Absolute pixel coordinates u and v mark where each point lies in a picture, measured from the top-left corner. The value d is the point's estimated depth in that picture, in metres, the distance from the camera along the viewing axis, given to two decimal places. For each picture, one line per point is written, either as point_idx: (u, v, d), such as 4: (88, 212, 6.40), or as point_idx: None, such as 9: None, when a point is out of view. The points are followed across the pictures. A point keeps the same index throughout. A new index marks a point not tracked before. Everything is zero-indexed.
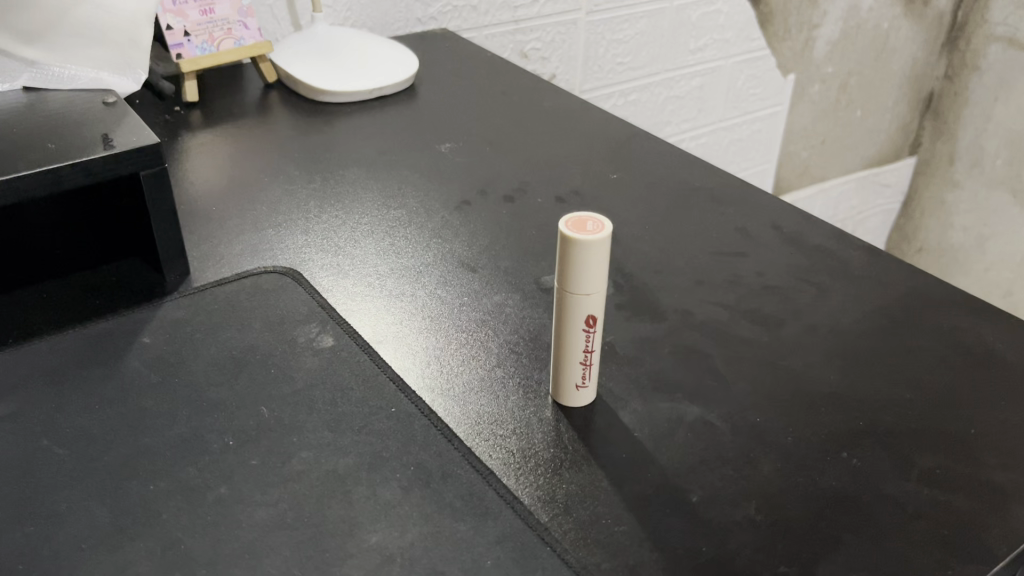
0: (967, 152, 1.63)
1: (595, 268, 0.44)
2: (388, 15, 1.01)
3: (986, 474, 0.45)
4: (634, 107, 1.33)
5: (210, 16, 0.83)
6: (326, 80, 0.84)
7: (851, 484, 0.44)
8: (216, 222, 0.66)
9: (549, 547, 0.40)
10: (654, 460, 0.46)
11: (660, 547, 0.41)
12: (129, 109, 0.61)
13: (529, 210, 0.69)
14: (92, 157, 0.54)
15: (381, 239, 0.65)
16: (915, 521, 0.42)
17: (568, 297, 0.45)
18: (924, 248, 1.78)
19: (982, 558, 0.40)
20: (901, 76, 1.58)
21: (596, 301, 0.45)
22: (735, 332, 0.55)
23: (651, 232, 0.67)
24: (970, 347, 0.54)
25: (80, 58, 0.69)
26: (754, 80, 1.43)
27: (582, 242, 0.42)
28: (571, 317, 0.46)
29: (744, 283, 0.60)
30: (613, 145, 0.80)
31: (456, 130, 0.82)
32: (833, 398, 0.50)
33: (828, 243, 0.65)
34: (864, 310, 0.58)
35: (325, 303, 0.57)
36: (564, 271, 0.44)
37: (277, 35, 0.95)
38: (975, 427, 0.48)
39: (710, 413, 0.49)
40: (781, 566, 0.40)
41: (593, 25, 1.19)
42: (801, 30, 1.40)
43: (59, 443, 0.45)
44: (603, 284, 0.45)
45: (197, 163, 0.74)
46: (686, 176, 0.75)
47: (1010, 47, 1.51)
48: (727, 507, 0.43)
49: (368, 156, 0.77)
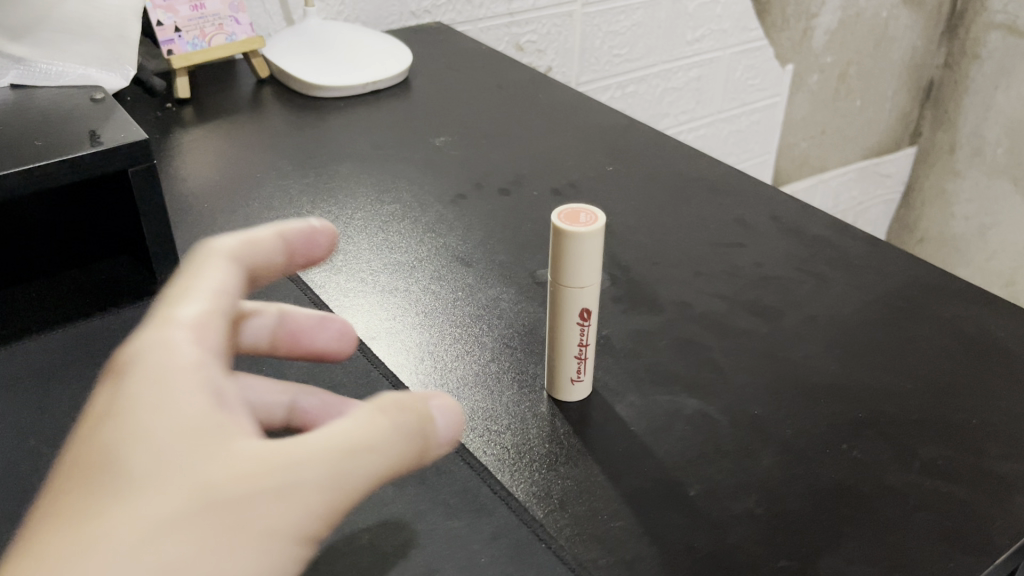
0: (969, 141, 1.61)
1: (590, 260, 0.43)
2: (382, 9, 1.01)
3: (989, 464, 0.44)
4: (632, 99, 1.32)
5: (200, 11, 0.81)
6: (318, 74, 0.84)
7: (851, 475, 0.44)
8: (208, 219, 0.65)
9: (545, 544, 0.40)
10: (652, 455, 0.45)
11: (658, 541, 0.40)
12: (116, 107, 0.60)
13: (524, 203, 0.68)
14: (80, 155, 0.53)
15: (375, 235, 0.64)
16: (917, 512, 0.41)
17: (563, 289, 0.45)
18: (924, 239, 1.78)
19: (986, 548, 0.39)
20: (900, 65, 1.57)
21: (591, 292, 0.45)
22: (733, 323, 0.55)
23: (648, 223, 0.66)
24: (971, 336, 0.53)
25: (68, 54, 0.68)
26: (752, 71, 1.42)
27: (575, 233, 0.42)
28: (567, 309, 0.46)
29: (743, 275, 0.60)
30: (609, 137, 0.79)
31: (450, 123, 0.81)
32: (834, 389, 0.49)
33: (825, 232, 0.65)
34: (863, 300, 0.57)
35: (317, 300, 0.56)
36: (559, 263, 0.44)
37: (269, 29, 0.94)
38: (976, 417, 0.47)
39: (709, 405, 0.48)
40: (781, 560, 0.39)
41: (589, 17, 1.18)
42: (799, 20, 1.38)
43: (48, 444, 0.45)
44: (600, 272, 0.45)
45: (189, 159, 0.73)
46: (682, 166, 0.75)
47: (1010, 34, 1.48)
48: (728, 500, 0.42)
49: (362, 151, 0.76)
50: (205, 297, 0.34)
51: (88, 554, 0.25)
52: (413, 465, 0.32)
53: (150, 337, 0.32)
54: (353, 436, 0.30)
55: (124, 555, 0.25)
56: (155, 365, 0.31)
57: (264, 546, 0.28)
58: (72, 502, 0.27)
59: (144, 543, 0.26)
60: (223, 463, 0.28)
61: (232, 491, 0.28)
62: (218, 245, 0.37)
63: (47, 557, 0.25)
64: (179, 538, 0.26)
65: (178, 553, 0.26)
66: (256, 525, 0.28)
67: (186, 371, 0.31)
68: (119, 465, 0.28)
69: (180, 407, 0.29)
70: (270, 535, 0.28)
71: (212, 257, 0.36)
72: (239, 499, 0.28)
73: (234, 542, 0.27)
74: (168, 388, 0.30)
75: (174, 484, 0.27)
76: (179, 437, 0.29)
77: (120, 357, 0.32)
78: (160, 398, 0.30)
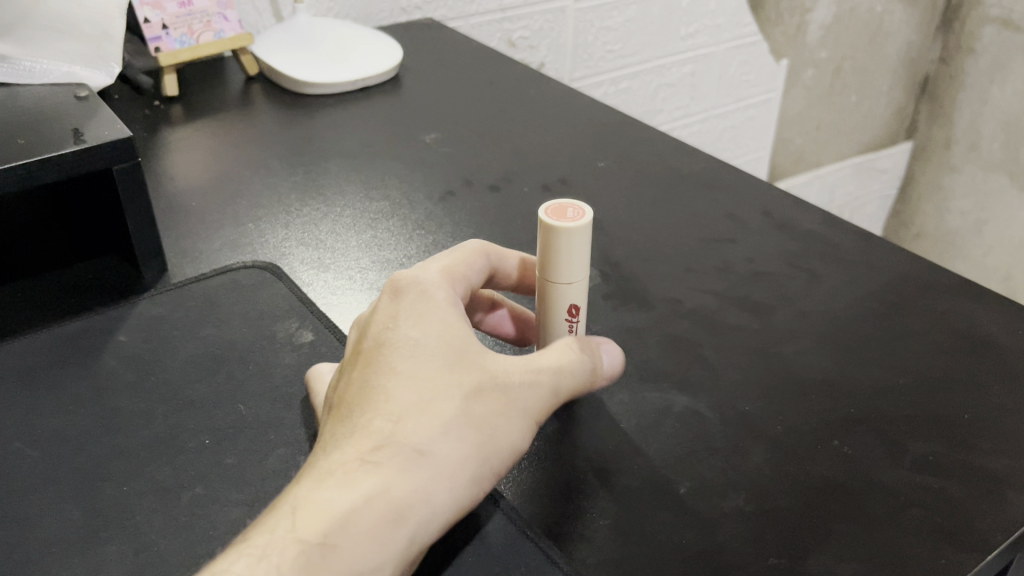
0: (964, 136, 1.60)
1: (578, 255, 0.43)
2: (373, 6, 1.00)
3: (980, 459, 0.44)
4: (625, 95, 1.32)
5: (188, 8, 0.81)
6: (307, 72, 0.83)
7: (842, 472, 0.43)
8: (197, 217, 0.65)
9: (532, 543, 0.39)
10: (641, 452, 0.44)
11: (645, 540, 0.40)
12: (100, 104, 0.59)
13: (514, 200, 0.68)
14: (60, 152, 0.52)
15: (363, 232, 0.63)
16: (907, 508, 0.41)
17: (550, 285, 0.44)
18: (921, 234, 1.77)
19: (977, 544, 0.39)
20: (895, 60, 1.56)
21: (579, 288, 0.44)
22: (724, 319, 0.54)
23: (639, 219, 0.65)
24: (964, 332, 0.53)
25: (52, 53, 0.68)
26: (746, 66, 1.41)
27: (562, 229, 0.42)
28: (555, 304, 0.45)
29: (734, 270, 0.59)
30: (600, 133, 0.79)
31: (441, 120, 0.80)
32: (825, 385, 0.49)
33: (817, 227, 0.64)
34: (857, 295, 0.57)
35: (305, 299, 0.56)
36: (546, 258, 0.44)
37: (258, 26, 0.94)
38: (968, 412, 0.47)
39: (699, 403, 0.48)
40: (771, 559, 0.39)
41: (581, 12, 1.17)
42: (793, 15, 1.38)
43: (30, 445, 0.44)
44: (587, 267, 0.44)
45: (179, 157, 0.73)
46: (674, 162, 0.74)
47: (1005, 29, 1.47)
48: (717, 498, 0.42)
49: (352, 148, 0.75)
50: (461, 270, 0.44)
51: (428, 419, 0.36)
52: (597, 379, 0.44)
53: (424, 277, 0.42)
54: (567, 355, 0.42)
55: (445, 427, 0.36)
56: (430, 290, 0.41)
57: (527, 422, 0.39)
58: (394, 377, 0.38)
59: (461, 415, 0.37)
60: (497, 365, 0.39)
61: (506, 383, 0.39)
62: (476, 242, 0.46)
63: (394, 415, 0.37)
64: (479, 412, 0.37)
65: (479, 424, 0.37)
66: (522, 406, 0.39)
67: (451, 299, 0.41)
68: (423, 357, 0.38)
69: (455, 327, 0.40)
70: (527, 417, 0.39)
71: (462, 249, 0.45)
72: (511, 391, 0.39)
73: (511, 415, 0.38)
74: (445, 314, 0.40)
75: (469, 371, 0.38)
76: (464, 344, 0.39)
77: (395, 279, 0.42)
78: (444, 310, 0.40)
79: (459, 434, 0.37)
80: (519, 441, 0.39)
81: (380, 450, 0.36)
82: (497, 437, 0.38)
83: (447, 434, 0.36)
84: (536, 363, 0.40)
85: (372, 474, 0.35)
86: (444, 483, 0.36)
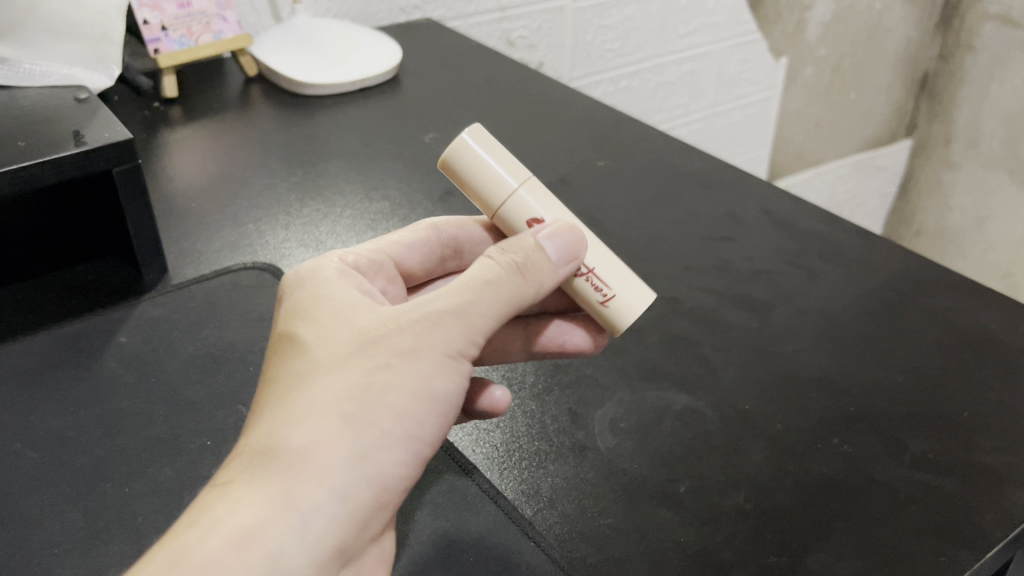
0: (964, 133, 1.60)
1: (485, 168, 0.42)
2: (371, 5, 1.00)
3: (980, 457, 0.44)
4: (624, 93, 1.32)
5: (187, 9, 0.81)
6: (306, 72, 0.83)
7: (841, 470, 0.43)
8: (196, 219, 0.65)
9: (532, 542, 0.39)
10: (641, 451, 0.45)
11: (645, 540, 0.40)
12: (100, 107, 0.60)
13: None
14: (60, 155, 0.52)
15: (363, 233, 0.64)
16: (906, 507, 0.41)
17: (503, 214, 0.43)
18: (921, 231, 1.77)
19: (976, 541, 0.39)
20: (894, 57, 1.56)
21: (523, 195, 0.42)
22: (723, 317, 0.55)
23: (638, 218, 0.66)
24: (963, 329, 0.53)
25: (52, 54, 0.68)
26: (745, 64, 1.41)
27: (446, 158, 0.42)
28: (516, 226, 0.43)
29: (733, 269, 0.59)
30: (599, 132, 0.79)
31: (440, 120, 0.80)
32: (823, 383, 0.49)
33: (817, 225, 0.64)
34: (856, 293, 0.57)
35: None
36: (474, 196, 0.43)
37: (257, 27, 0.94)
38: (967, 410, 0.47)
39: (698, 401, 0.48)
40: (771, 557, 0.39)
41: (580, 11, 1.17)
42: (791, 13, 1.38)
43: (31, 447, 0.44)
44: (516, 165, 0.43)
45: (176, 157, 0.73)
46: (673, 160, 0.74)
47: (1004, 26, 1.47)
48: (716, 497, 0.42)
49: (351, 148, 0.76)
50: (386, 249, 0.46)
51: (282, 414, 0.33)
52: (537, 279, 0.39)
53: (299, 281, 0.40)
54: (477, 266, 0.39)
55: (304, 413, 0.33)
56: (305, 289, 0.39)
57: (411, 373, 0.35)
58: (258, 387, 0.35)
59: (326, 394, 0.33)
60: (365, 329, 0.36)
61: (374, 342, 0.35)
62: (425, 221, 0.49)
63: (251, 426, 0.33)
64: (342, 381, 0.34)
65: (342, 393, 0.33)
66: (397, 358, 0.35)
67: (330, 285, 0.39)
68: (294, 352, 0.36)
69: (320, 312, 0.37)
70: (412, 369, 0.35)
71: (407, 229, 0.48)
72: (385, 349, 0.35)
73: (384, 371, 0.34)
74: (313, 305, 0.38)
75: (330, 349, 0.35)
76: (336, 323, 0.37)
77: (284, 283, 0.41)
78: (312, 304, 0.38)
79: (319, 415, 0.33)
80: (405, 396, 0.34)
81: (233, 467, 0.32)
82: (372, 403, 0.34)
83: (303, 421, 0.33)
84: (423, 307, 0.37)
85: (225, 493, 0.31)
86: (309, 478, 0.32)
